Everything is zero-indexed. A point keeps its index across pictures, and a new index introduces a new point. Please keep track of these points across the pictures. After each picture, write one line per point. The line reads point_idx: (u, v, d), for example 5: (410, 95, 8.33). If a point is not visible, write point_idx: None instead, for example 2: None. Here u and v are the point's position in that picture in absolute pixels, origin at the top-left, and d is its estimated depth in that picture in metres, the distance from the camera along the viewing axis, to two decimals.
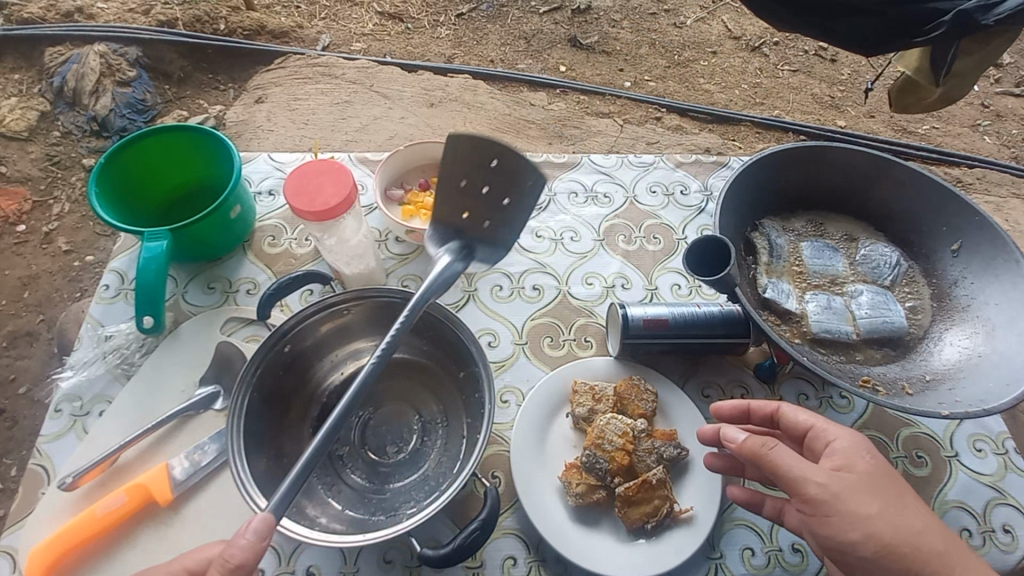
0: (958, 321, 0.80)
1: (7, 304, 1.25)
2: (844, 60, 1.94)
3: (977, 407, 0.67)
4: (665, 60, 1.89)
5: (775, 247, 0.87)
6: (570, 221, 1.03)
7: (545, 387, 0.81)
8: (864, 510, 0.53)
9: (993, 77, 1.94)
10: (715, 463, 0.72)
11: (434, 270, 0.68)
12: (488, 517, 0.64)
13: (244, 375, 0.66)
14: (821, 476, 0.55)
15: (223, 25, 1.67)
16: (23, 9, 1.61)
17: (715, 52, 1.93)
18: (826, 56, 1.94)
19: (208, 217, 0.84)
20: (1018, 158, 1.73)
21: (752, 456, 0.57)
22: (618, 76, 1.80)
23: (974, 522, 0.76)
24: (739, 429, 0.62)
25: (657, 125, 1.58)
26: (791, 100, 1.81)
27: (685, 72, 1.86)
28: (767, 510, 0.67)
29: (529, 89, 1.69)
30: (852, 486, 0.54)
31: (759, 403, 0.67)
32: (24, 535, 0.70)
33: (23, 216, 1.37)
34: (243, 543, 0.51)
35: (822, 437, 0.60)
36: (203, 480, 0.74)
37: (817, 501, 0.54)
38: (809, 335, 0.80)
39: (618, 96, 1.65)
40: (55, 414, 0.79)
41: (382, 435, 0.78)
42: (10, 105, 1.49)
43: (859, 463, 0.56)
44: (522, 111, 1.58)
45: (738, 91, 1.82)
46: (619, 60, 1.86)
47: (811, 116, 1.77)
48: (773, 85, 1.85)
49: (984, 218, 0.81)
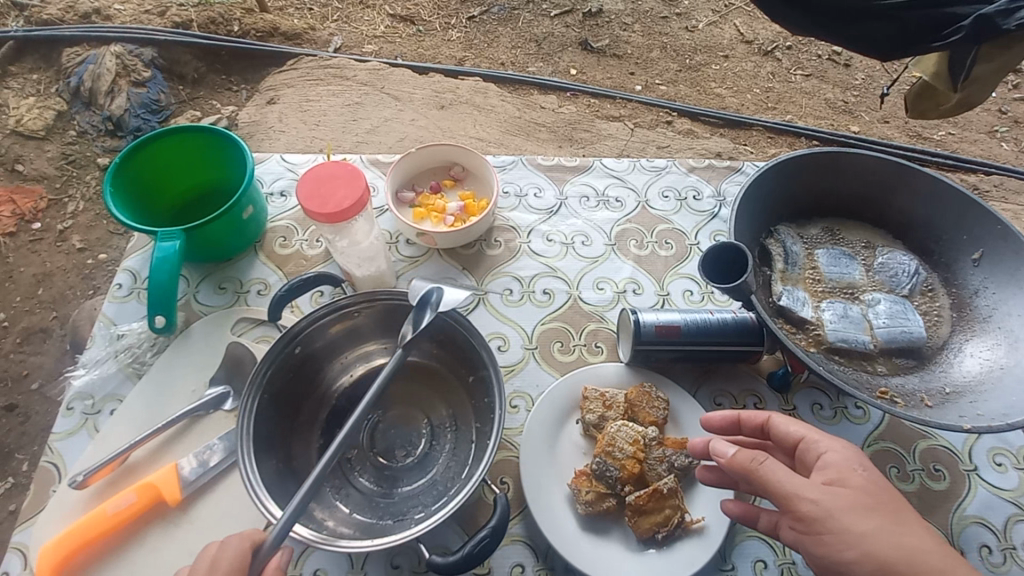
0: (979, 333, 0.78)
1: (22, 300, 1.26)
2: (858, 65, 1.92)
3: (1000, 422, 0.66)
4: (676, 63, 1.88)
5: (790, 254, 0.86)
6: (581, 225, 1.02)
7: (555, 393, 0.80)
8: (860, 527, 0.51)
9: (1011, 82, 1.91)
10: (708, 477, 0.69)
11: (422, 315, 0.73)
12: (497, 524, 0.63)
13: (255, 376, 0.67)
14: (813, 492, 0.53)
15: (237, 26, 1.69)
16: (43, 11, 1.65)
17: (727, 56, 1.92)
18: (840, 61, 1.93)
19: (220, 217, 0.84)
20: None
21: (742, 471, 0.56)
22: (630, 80, 1.79)
23: (995, 538, 0.75)
24: (730, 443, 0.61)
25: (668, 129, 1.58)
26: (804, 105, 1.79)
27: (696, 76, 1.85)
28: (762, 525, 0.63)
29: (539, 91, 1.68)
30: (848, 502, 0.52)
31: (749, 414, 0.66)
32: (35, 532, 0.71)
33: (38, 213, 1.38)
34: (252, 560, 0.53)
35: (813, 449, 0.58)
36: (212, 481, 0.74)
37: (810, 518, 0.52)
38: (825, 344, 0.79)
39: (629, 100, 1.65)
40: (68, 412, 0.79)
41: (391, 438, 0.77)
42: (27, 105, 1.51)
43: (853, 476, 0.54)
44: (532, 113, 1.58)
45: (751, 95, 1.80)
46: (630, 64, 1.85)
47: (824, 121, 1.75)
48: (785, 89, 1.83)
49: (1005, 227, 0.79)
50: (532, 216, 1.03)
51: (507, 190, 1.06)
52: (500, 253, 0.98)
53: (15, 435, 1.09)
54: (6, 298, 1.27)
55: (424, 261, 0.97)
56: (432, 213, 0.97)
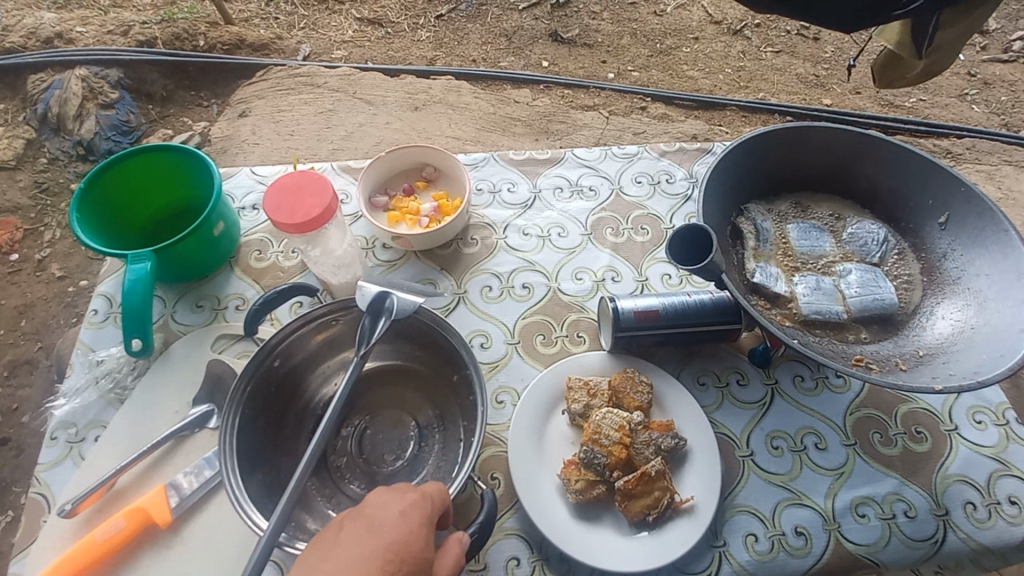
0: (949, 295, 0.75)
1: (5, 333, 1.25)
2: (828, 38, 1.94)
3: (970, 380, 0.62)
4: (647, 48, 1.88)
5: (762, 231, 0.82)
6: (557, 217, 1.02)
7: (540, 386, 0.80)
8: None
9: (979, 45, 1.96)
10: None
11: (380, 324, 0.71)
12: (486, 519, 0.62)
13: (235, 392, 0.66)
14: None
15: (203, 41, 1.67)
16: (4, 39, 1.63)
17: (697, 38, 1.93)
18: (809, 35, 1.95)
19: (190, 235, 0.84)
20: (1009, 125, 1.75)
21: None
22: (602, 68, 1.80)
23: (978, 495, 0.77)
24: None
25: (643, 115, 1.59)
26: (776, 82, 1.81)
27: (668, 60, 1.85)
28: None
29: (512, 86, 1.68)
30: None
31: None
32: (26, 564, 0.69)
33: (15, 244, 1.37)
34: (434, 502, 0.56)
35: None
36: (202, 499, 0.73)
37: None
38: (799, 318, 0.75)
39: (602, 88, 1.66)
40: (51, 442, 0.78)
41: (379, 444, 0.77)
42: None
43: None
44: (507, 109, 1.59)
45: (723, 76, 1.82)
46: (601, 52, 1.85)
47: (797, 96, 1.77)
48: (756, 68, 1.85)
49: (970, 189, 0.75)
50: (506, 211, 1.03)
51: (481, 188, 1.06)
52: (478, 251, 0.98)
53: (8, 470, 1.08)
54: None
55: (401, 264, 0.96)
56: (406, 216, 0.97)
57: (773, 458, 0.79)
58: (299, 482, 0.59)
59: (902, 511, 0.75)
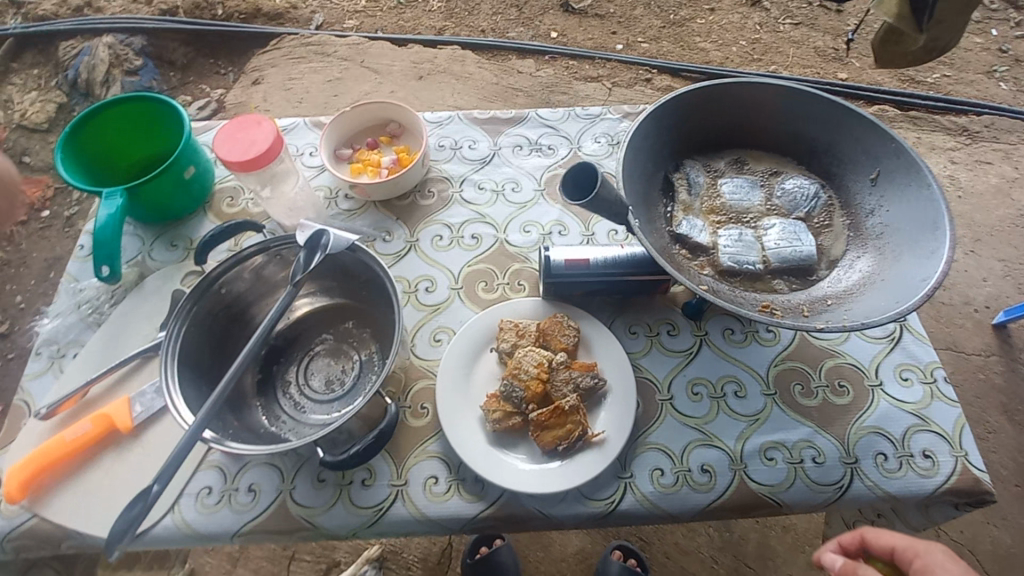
0: (869, 249, 0.77)
1: (38, 282, 1.47)
2: (850, 10, 1.88)
3: (860, 322, 0.65)
4: (660, 19, 1.86)
5: (694, 184, 0.85)
6: (512, 173, 1.06)
7: (474, 326, 0.85)
8: None
9: (1015, 19, 1.91)
10: None
11: (315, 258, 0.76)
12: (387, 428, 0.70)
13: (180, 310, 0.74)
14: None
15: (220, 9, 1.75)
16: (40, 8, 1.76)
17: (713, 9, 1.89)
18: (831, 6, 1.89)
19: (161, 176, 0.91)
20: None
21: None
22: (611, 39, 1.80)
23: (892, 447, 0.78)
24: None
25: (646, 87, 1.63)
26: (791, 55, 1.78)
27: (680, 32, 1.83)
28: None
29: (517, 56, 1.71)
30: None
31: None
32: (9, 458, 0.80)
33: (47, 202, 1.57)
34: None
35: None
36: (161, 410, 0.81)
37: None
38: (719, 267, 0.78)
39: (608, 59, 1.67)
40: (36, 356, 0.88)
41: (323, 373, 0.84)
42: (31, 99, 1.66)
43: None
44: (510, 79, 1.63)
45: (735, 48, 1.79)
46: (612, 23, 1.84)
47: (810, 70, 1.74)
48: (773, 40, 1.82)
49: (899, 145, 0.76)
50: (464, 166, 1.07)
51: (443, 144, 1.10)
52: (433, 204, 1.03)
53: None
54: (20, 280, 1.47)
55: (360, 214, 1.02)
56: (368, 167, 1.02)
57: (691, 403, 0.82)
58: (224, 390, 0.66)
59: (810, 457, 0.78)
